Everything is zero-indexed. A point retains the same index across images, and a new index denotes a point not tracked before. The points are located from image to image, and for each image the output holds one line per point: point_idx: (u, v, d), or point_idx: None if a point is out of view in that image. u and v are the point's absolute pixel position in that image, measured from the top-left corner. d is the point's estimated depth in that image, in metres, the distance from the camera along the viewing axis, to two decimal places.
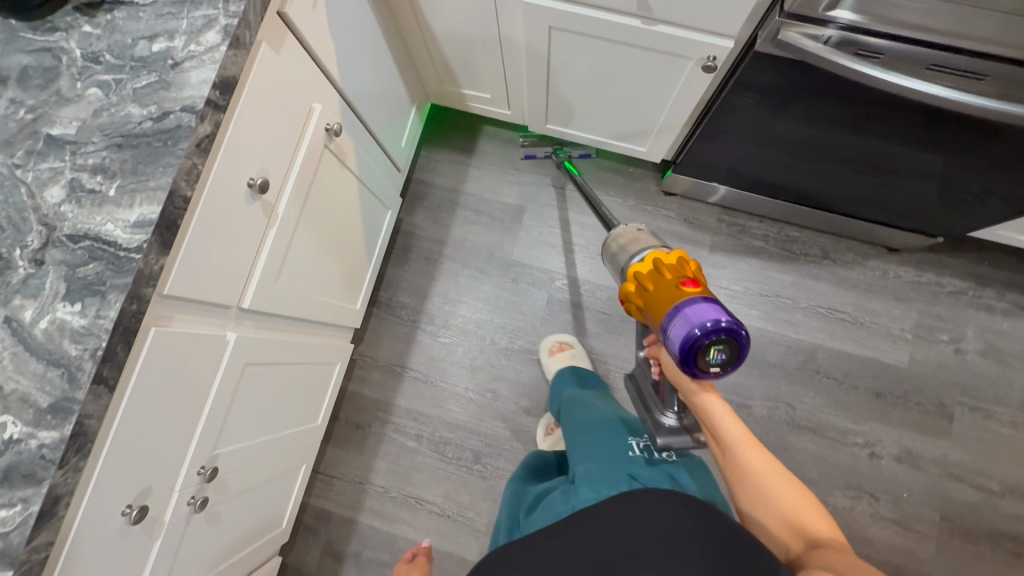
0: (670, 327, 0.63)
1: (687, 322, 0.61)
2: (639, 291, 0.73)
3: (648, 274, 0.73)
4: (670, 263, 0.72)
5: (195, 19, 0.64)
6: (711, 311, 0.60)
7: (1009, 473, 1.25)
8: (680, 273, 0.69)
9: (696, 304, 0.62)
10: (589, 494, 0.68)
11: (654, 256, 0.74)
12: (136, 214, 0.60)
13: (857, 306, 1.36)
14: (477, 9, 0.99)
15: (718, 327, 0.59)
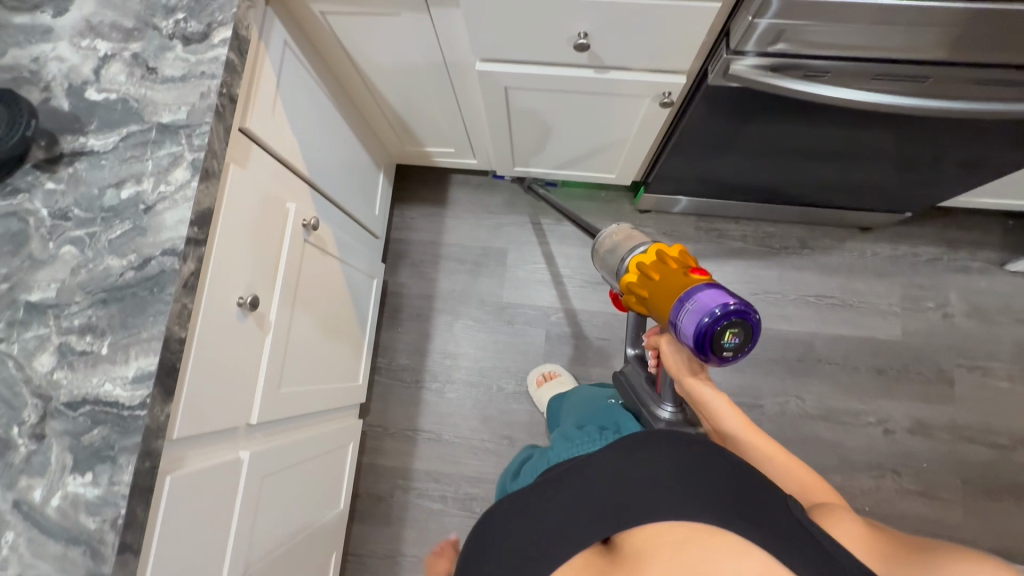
0: (681, 315, 0.58)
1: (700, 307, 0.56)
2: (641, 282, 0.69)
3: (650, 264, 0.68)
4: (672, 252, 0.67)
5: (160, 158, 0.63)
6: (724, 295, 0.56)
7: (1016, 425, 1.29)
8: (685, 261, 0.65)
9: (707, 289, 0.58)
10: (568, 448, 0.71)
11: (654, 247, 0.70)
12: (134, 369, 0.58)
13: (844, 289, 1.39)
14: (432, 81, 0.99)
15: (730, 310, 0.55)
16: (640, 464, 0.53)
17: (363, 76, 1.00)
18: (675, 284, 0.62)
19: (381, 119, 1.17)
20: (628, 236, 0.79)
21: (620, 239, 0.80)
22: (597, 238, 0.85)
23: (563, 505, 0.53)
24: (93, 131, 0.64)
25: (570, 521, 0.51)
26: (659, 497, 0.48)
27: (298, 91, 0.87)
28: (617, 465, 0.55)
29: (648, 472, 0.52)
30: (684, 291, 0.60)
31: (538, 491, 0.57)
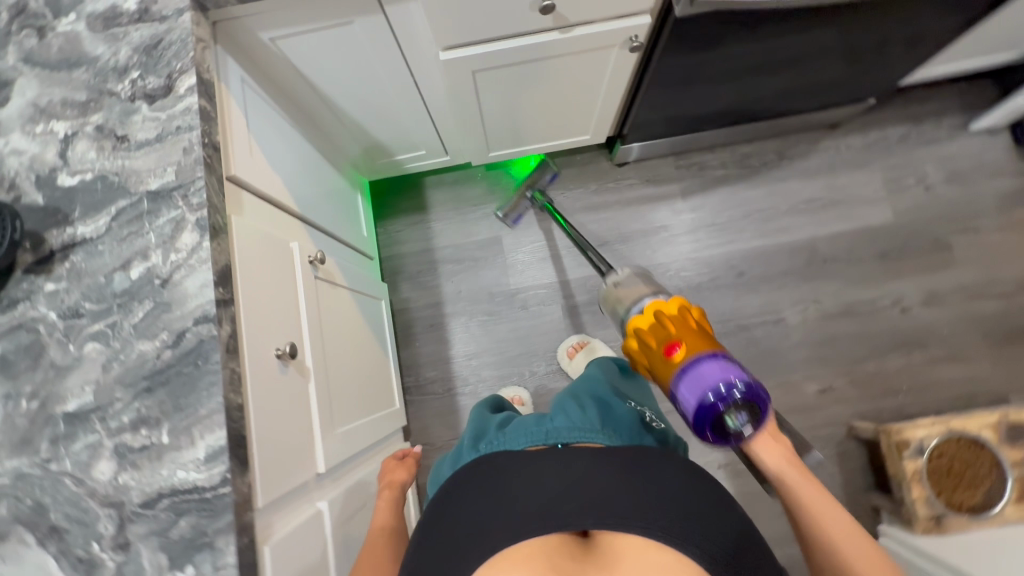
0: (679, 407, 0.61)
1: (691, 397, 0.58)
2: (639, 365, 0.71)
3: (640, 338, 0.69)
4: (651, 325, 0.68)
5: (160, 226, 0.59)
6: (707, 377, 0.58)
7: (1017, 271, 1.36)
8: (665, 332, 0.66)
9: (690, 372, 0.59)
10: (572, 430, 0.57)
11: (635, 323, 0.71)
12: (205, 447, 0.55)
13: (830, 188, 1.43)
14: (394, 88, 0.95)
15: (720, 391, 0.57)
16: (647, 474, 0.49)
17: (324, 100, 0.96)
18: (663, 372, 0.64)
19: (349, 142, 1.13)
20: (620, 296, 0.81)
21: (613, 304, 0.82)
22: (602, 297, 0.87)
23: (556, 479, 0.48)
24: (79, 218, 0.60)
25: (561, 502, 0.46)
26: (660, 516, 0.45)
27: (266, 127, 0.83)
28: (626, 464, 0.50)
29: (654, 484, 0.48)
30: (672, 380, 0.61)
31: (536, 460, 0.51)
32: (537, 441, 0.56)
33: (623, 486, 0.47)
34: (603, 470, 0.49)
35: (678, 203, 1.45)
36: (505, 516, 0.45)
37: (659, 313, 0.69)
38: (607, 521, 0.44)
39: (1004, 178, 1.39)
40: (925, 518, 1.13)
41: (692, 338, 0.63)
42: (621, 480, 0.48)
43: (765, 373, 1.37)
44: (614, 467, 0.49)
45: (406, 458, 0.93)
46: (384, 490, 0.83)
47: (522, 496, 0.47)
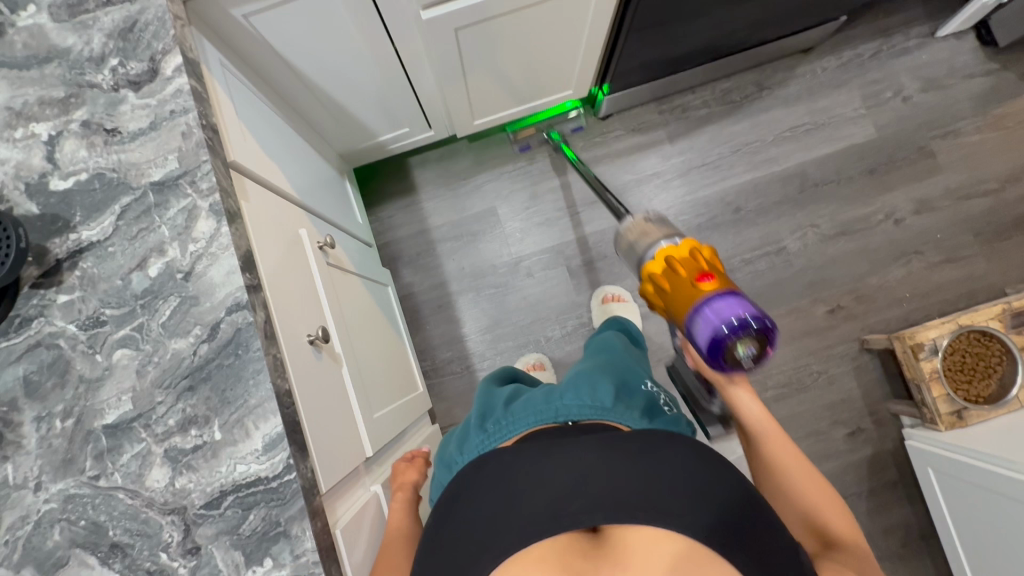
0: (692, 331, 0.57)
1: (709, 326, 0.55)
2: (651, 291, 0.66)
3: (659, 274, 0.64)
4: (681, 257, 0.63)
5: (172, 218, 0.56)
6: (730, 309, 0.55)
7: (999, 167, 1.40)
8: (693, 264, 0.61)
9: (712, 303, 0.56)
10: (583, 408, 0.56)
11: (666, 251, 0.65)
12: (262, 437, 0.53)
13: (812, 113, 1.44)
14: (376, 62, 0.92)
15: (741, 322, 0.54)
16: (655, 457, 0.46)
17: (303, 81, 0.91)
18: (682, 297, 0.60)
19: (331, 128, 1.09)
20: (645, 232, 0.71)
21: (634, 237, 0.72)
22: (620, 233, 0.76)
23: (560, 475, 0.45)
24: (81, 222, 0.56)
25: (569, 499, 0.44)
26: (670, 504, 0.43)
27: (254, 113, 0.79)
28: (634, 447, 0.47)
29: (663, 468, 0.45)
30: (690, 306, 0.58)
31: (540, 452, 0.48)
32: (547, 419, 0.56)
33: (630, 474, 0.45)
34: (608, 457, 0.46)
35: (667, 148, 1.44)
36: (513, 520, 0.44)
37: (692, 248, 0.64)
38: (617, 516, 0.43)
39: (976, 79, 1.42)
40: (947, 414, 1.17)
41: (724, 276, 0.59)
42: (628, 468, 0.45)
43: (776, 304, 1.38)
44: (621, 453, 0.47)
45: (416, 458, 0.79)
46: (396, 494, 0.72)
47: (528, 498, 0.45)
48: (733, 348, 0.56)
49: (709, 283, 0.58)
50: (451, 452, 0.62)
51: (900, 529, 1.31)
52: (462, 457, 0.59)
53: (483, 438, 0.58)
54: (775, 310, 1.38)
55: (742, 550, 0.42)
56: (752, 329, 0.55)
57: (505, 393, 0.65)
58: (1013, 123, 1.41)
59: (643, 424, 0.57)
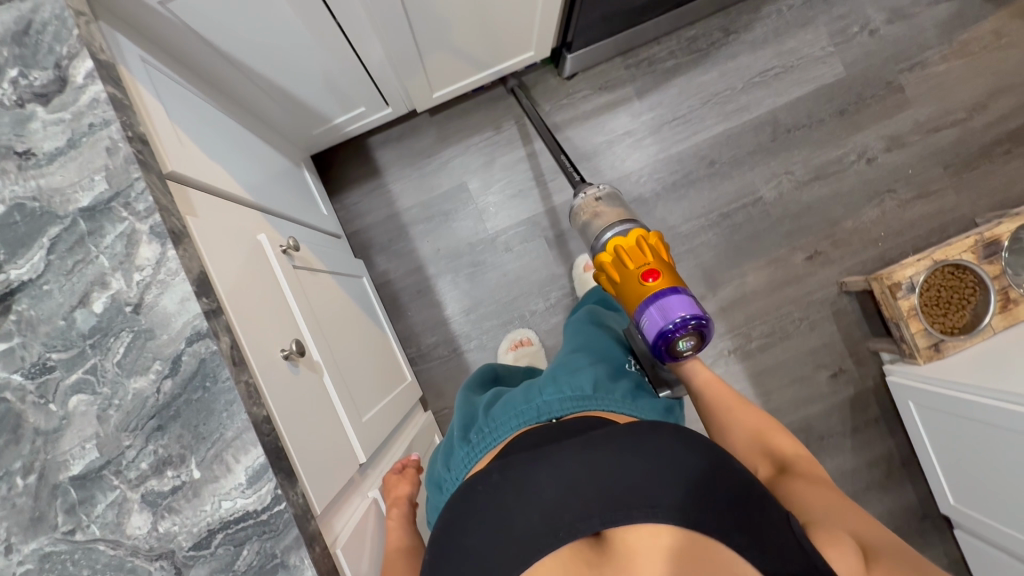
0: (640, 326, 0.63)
1: (656, 323, 0.61)
2: (603, 279, 0.71)
3: (609, 263, 0.68)
4: (630, 248, 0.68)
5: (110, 246, 0.51)
6: (676, 306, 0.61)
7: (966, 96, 1.39)
8: (642, 258, 0.66)
9: (661, 300, 0.62)
10: (563, 401, 0.55)
11: (614, 240, 0.69)
12: (245, 469, 0.51)
13: (780, 55, 1.40)
14: (318, 40, 0.84)
15: (685, 319, 0.60)
16: (642, 450, 0.46)
17: (241, 69, 0.83)
18: (631, 292, 0.65)
19: (281, 117, 1.01)
20: (597, 214, 0.76)
21: (587, 219, 0.78)
22: (573, 211, 0.81)
23: (552, 486, 0.45)
24: (8, 260, 0.50)
25: (565, 509, 0.44)
26: (662, 496, 0.43)
27: (189, 110, 0.72)
28: (620, 443, 0.46)
29: (650, 461, 0.45)
30: (640, 301, 0.63)
31: (527, 464, 0.47)
32: (530, 420, 0.54)
33: (620, 472, 0.44)
34: (597, 457, 0.46)
35: (636, 105, 1.39)
36: (514, 541, 0.44)
37: (639, 238, 0.68)
38: (613, 518, 0.43)
39: (940, 5, 1.39)
40: (925, 348, 1.20)
41: (668, 272, 0.65)
42: (617, 466, 0.45)
43: (756, 255, 1.38)
44: (608, 451, 0.46)
45: (407, 468, 0.79)
46: (391, 510, 0.71)
47: (525, 515, 0.44)
48: (676, 344, 0.61)
49: (655, 282, 0.63)
50: (439, 468, 0.60)
51: (883, 460, 1.37)
52: (450, 471, 0.57)
53: (467, 451, 0.56)
54: (756, 261, 1.38)
55: (737, 531, 0.42)
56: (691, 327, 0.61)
57: (485, 399, 0.63)
58: (978, 48, 1.39)
59: (628, 406, 0.56)
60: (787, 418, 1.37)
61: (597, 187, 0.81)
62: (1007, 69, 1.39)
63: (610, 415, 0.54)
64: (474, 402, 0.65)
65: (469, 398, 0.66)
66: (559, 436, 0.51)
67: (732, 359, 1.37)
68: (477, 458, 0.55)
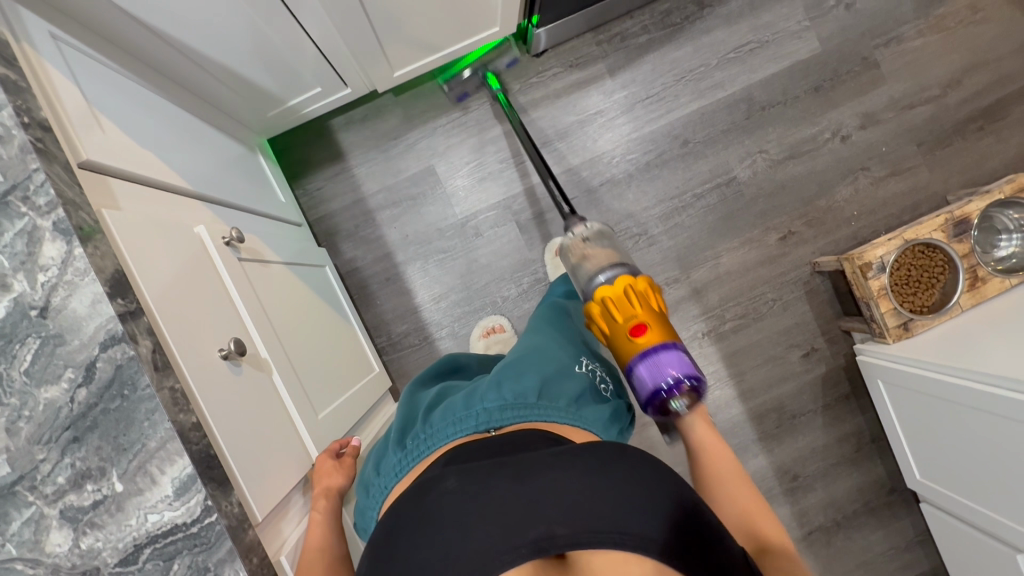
0: (633, 384, 0.63)
1: (647, 385, 0.61)
2: (594, 328, 0.71)
3: (598, 312, 0.67)
4: (619, 297, 0.67)
5: (10, 245, 0.46)
6: (667, 366, 0.60)
7: (941, 72, 1.37)
8: (630, 309, 0.65)
9: (650, 360, 0.61)
10: (503, 410, 0.53)
11: (601, 290, 0.68)
12: (171, 481, 0.48)
13: (755, 30, 1.36)
14: (260, 18, 0.79)
15: (677, 380, 0.60)
16: (611, 474, 0.44)
17: (178, 48, 0.77)
18: (621, 347, 0.65)
19: (229, 100, 0.95)
20: (586, 257, 0.75)
21: (576, 262, 0.76)
22: (563, 250, 0.80)
23: (514, 502, 0.42)
24: None
25: (527, 526, 0.40)
26: (632, 523, 0.40)
27: (114, 93, 0.66)
28: (589, 465, 0.44)
29: (617, 482, 0.43)
30: (631, 359, 0.63)
31: (486, 479, 0.44)
32: (467, 429, 0.53)
33: (587, 494, 0.42)
34: (563, 476, 0.43)
35: (609, 83, 1.34)
36: (470, 555, 0.39)
37: (626, 286, 0.67)
38: (581, 540, 0.40)
39: None
40: (895, 328, 1.20)
41: (658, 325, 0.64)
42: (583, 486, 0.43)
43: (730, 237, 1.36)
44: (575, 471, 0.44)
45: (345, 454, 0.75)
46: (318, 502, 0.67)
47: (484, 527, 0.41)
48: (670, 403, 0.61)
49: (646, 338, 0.63)
50: (370, 471, 0.59)
51: (854, 437, 1.39)
52: (380, 476, 0.56)
53: (399, 459, 0.55)
54: (730, 241, 1.36)
55: (698, 561, 0.41)
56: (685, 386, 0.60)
57: (427, 399, 0.61)
58: (954, 23, 1.37)
59: (570, 415, 0.55)
60: (761, 398, 1.37)
61: (586, 225, 0.80)
62: (982, 44, 1.37)
63: (551, 425, 0.54)
64: (416, 401, 0.62)
65: (414, 395, 0.64)
66: (494, 448, 0.50)
67: (706, 341, 1.37)
68: (408, 467, 0.54)
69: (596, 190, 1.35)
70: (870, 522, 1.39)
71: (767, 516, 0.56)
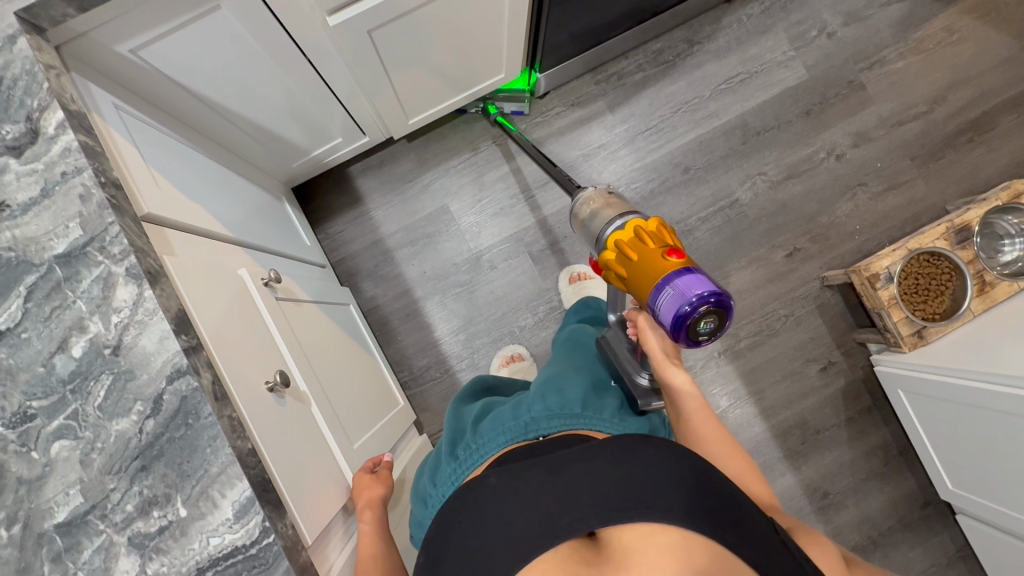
0: (656, 303, 0.54)
1: (668, 306, 0.53)
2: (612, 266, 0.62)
3: (625, 244, 0.61)
4: (650, 229, 0.60)
5: (88, 290, 0.51)
6: (691, 286, 0.52)
7: (925, 90, 1.44)
8: (664, 240, 0.59)
9: (670, 283, 0.53)
10: (552, 419, 0.57)
11: (633, 223, 0.62)
12: (231, 504, 0.51)
13: (744, 62, 1.44)
14: (291, 77, 0.86)
15: (704, 299, 0.52)
16: (641, 459, 0.47)
17: (218, 110, 0.85)
18: (646, 270, 0.57)
19: (261, 155, 1.03)
20: (608, 205, 0.67)
21: (597, 207, 0.68)
22: (577, 201, 0.71)
23: (550, 490, 0.46)
24: None
25: (563, 512, 0.44)
26: (659, 501, 0.43)
27: (164, 153, 0.73)
28: (619, 455, 0.47)
29: (649, 473, 0.45)
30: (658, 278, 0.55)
31: (523, 475, 0.48)
32: (517, 437, 0.57)
33: (616, 482, 0.45)
34: (598, 469, 0.46)
35: (609, 118, 1.42)
36: (511, 541, 0.44)
37: (658, 224, 0.61)
38: (610, 518, 0.43)
39: (893, 5, 1.45)
40: (909, 336, 1.22)
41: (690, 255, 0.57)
42: (623, 476, 0.45)
43: (737, 256, 1.40)
44: (605, 462, 0.46)
45: (380, 470, 0.79)
46: (364, 513, 0.71)
47: (524, 518, 0.45)
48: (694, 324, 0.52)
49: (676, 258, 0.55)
50: (425, 483, 0.65)
51: (880, 450, 1.38)
52: (437, 485, 0.61)
53: (455, 467, 0.59)
54: (737, 259, 1.40)
55: (728, 530, 0.43)
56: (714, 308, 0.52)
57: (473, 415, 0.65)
58: (933, 44, 1.45)
59: (614, 425, 0.58)
60: (782, 414, 1.38)
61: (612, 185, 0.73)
62: (961, 62, 1.44)
63: (593, 434, 0.57)
64: (461, 417, 0.68)
65: (459, 414, 0.69)
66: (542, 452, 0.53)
67: (722, 360, 1.38)
68: (462, 475, 0.58)
69: None
70: (907, 537, 1.36)
71: (759, 484, 0.60)
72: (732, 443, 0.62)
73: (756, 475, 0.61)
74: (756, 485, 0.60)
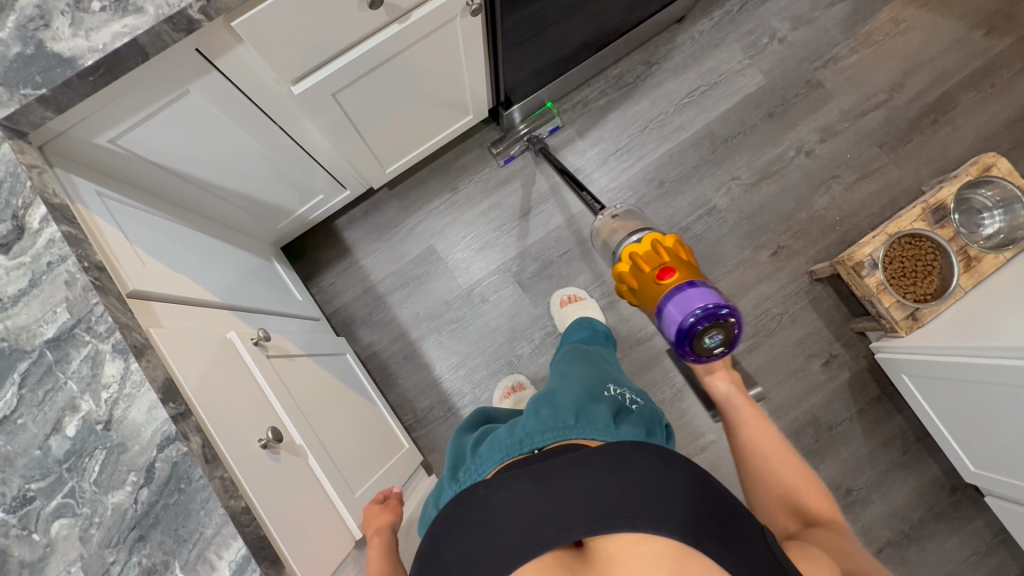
0: (666, 320, 0.69)
1: (679, 315, 0.67)
2: (626, 286, 0.79)
3: (629, 269, 0.77)
4: (647, 252, 0.76)
5: (77, 370, 0.54)
6: (695, 298, 0.67)
7: (882, 80, 1.48)
8: (659, 260, 0.74)
9: (682, 294, 0.68)
10: (544, 432, 0.58)
11: (630, 248, 0.79)
12: (228, 564, 0.52)
13: (703, 75, 1.49)
14: (263, 145, 0.91)
15: (704, 311, 0.66)
16: (631, 465, 0.48)
17: (201, 185, 0.90)
18: (651, 291, 0.72)
19: (247, 220, 1.07)
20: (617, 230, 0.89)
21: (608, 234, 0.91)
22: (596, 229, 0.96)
23: (540, 503, 0.46)
24: None
25: (550, 525, 0.44)
26: (650, 511, 0.44)
27: (149, 231, 0.76)
28: (608, 461, 0.48)
29: (638, 481, 0.46)
30: (661, 299, 0.70)
31: (520, 484, 0.49)
32: (513, 453, 0.57)
33: (608, 492, 0.45)
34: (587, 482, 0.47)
35: (580, 143, 1.47)
36: (498, 553, 0.44)
37: (653, 243, 0.77)
38: (595, 527, 0.43)
39: (838, 5, 1.51)
40: (904, 319, 1.21)
41: (684, 270, 0.72)
42: (616, 490, 0.45)
43: (723, 261, 1.42)
44: (598, 471, 0.47)
45: (390, 498, 0.80)
46: (371, 539, 0.71)
47: (511, 529, 0.45)
48: (700, 332, 0.66)
49: (672, 279, 0.70)
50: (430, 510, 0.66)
51: (897, 439, 1.35)
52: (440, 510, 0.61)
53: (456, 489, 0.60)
54: (723, 264, 1.42)
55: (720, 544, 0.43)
56: (716, 316, 0.65)
57: (472, 441, 0.66)
58: (882, 36, 1.50)
59: (608, 433, 0.58)
60: (792, 413, 1.36)
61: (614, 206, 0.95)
62: (912, 49, 1.49)
63: (585, 441, 0.57)
64: (463, 444, 0.68)
65: (460, 441, 0.70)
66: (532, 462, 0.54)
67: None
68: None
69: (588, 242, 1.43)
70: (940, 528, 1.31)
71: (820, 498, 0.58)
72: (793, 457, 0.62)
73: (816, 489, 0.59)
74: (816, 500, 0.58)
